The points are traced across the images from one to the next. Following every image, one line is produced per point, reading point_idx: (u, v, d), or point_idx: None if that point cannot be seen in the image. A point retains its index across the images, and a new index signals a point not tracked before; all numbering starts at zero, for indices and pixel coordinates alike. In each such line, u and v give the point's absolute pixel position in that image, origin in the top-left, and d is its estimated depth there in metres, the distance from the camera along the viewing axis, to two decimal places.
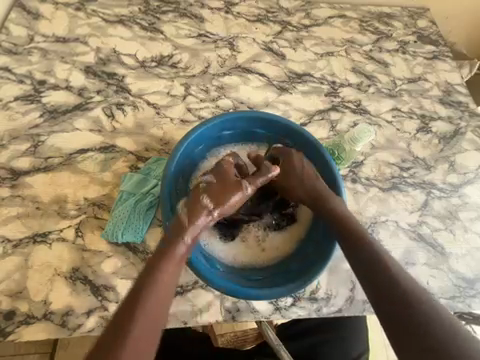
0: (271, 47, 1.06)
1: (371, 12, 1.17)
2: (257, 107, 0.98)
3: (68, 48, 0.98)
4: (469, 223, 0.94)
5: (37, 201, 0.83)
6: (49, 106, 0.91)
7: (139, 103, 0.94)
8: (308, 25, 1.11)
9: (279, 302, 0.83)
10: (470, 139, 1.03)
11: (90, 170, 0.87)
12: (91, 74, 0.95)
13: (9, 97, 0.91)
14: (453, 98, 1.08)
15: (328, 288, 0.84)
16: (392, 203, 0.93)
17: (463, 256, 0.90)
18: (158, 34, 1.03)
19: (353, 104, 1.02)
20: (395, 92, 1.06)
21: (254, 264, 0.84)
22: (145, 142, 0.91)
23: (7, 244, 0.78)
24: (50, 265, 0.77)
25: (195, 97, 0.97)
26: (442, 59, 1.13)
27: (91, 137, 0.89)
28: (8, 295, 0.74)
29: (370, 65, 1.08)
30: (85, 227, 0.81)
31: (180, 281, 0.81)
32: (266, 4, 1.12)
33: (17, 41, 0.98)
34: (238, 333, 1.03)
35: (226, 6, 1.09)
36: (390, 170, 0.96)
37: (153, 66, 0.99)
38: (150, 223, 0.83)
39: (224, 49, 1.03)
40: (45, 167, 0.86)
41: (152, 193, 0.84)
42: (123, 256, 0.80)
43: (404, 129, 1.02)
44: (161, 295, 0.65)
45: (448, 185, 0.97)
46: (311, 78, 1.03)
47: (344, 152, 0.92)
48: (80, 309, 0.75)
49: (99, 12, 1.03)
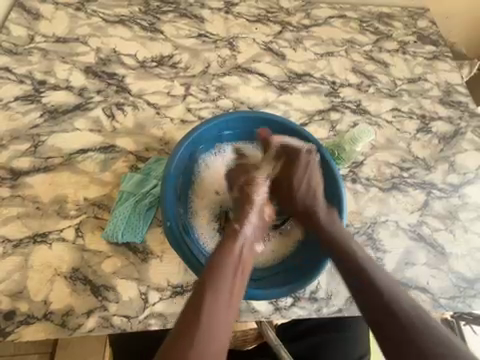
0: (271, 47, 1.06)
1: (372, 12, 1.17)
2: (257, 107, 0.98)
3: (68, 49, 0.98)
4: (469, 223, 0.94)
5: (37, 201, 0.83)
6: (49, 106, 0.91)
7: (139, 103, 0.94)
8: (308, 25, 1.11)
9: (279, 302, 0.82)
10: (470, 139, 1.03)
11: (91, 170, 0.87)
12: (91, 74, 0.95)
13: (9, 97, 0.91)
14: (453, 98, 1.08)
15: (328, 288, 0.84)
16: (392, 203, 0.93)
17: (463, 257, 0.90)
18: (158, 34, 1.03)
19: (353, 104, 1.02)
20: (395, 92, 1.06)
21: (250, 264, 0.84)
22: (145, 142, 0.91)
23: (7, 244, 0.78)
24: (50, 266, 0.78)
25: (195, 97, 0.97)
26: (442, 60, 1.13)
27: (92, 137, 0.90)
28: (8, 296, 0.74)
29: (370, 66, 1.08)
30: (85, 227, 0.81)
31: (179, 281, 0.80)
32: (266, 4, 1.12)
33: (17, 41, 0.98)
34: (238, 333, 0.99)
35: (226, 6, 1.10)
36: (390, 170, 0.96)
37: (153, 66, 0.99)
38: (150, 223, 0.83)
39: (224, 49, 1.03)
40: (45, 167, 0.86)
41: (152, 193, 0.85)
42: (122, 256, 0.80)
43: (404, 129, 1.02)
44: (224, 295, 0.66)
45: (448, 185, 0.97)
46: (311, 78, 1.03)
47: (344, 152, 0.92)
48: (80, 309, 0.75)
49: (99, 12, 1.03)
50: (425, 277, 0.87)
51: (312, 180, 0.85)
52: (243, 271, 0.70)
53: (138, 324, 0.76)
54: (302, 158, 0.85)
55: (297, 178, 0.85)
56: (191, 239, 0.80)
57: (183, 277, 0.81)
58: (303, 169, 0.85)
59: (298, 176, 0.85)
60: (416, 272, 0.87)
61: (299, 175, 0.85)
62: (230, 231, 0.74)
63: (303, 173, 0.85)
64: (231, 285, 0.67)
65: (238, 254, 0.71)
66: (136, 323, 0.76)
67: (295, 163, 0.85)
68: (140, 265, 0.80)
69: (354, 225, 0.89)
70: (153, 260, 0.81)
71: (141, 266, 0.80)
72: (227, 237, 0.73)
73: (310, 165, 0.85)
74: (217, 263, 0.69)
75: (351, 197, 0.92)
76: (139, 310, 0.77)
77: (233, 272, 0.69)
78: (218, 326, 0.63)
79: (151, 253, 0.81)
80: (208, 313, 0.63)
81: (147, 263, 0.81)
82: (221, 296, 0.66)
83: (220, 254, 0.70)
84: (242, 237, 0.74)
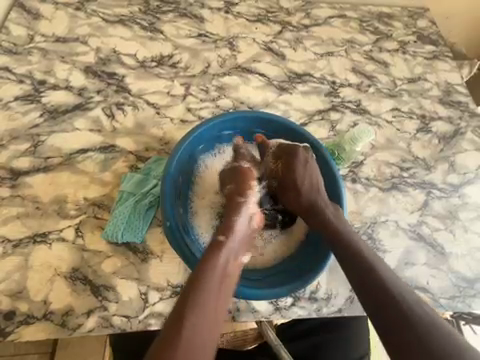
0: (271, 47, 1.06)
1: (372, 12, 1.17)
2: (257, 107, 0.98)
3: (68, 48, 0.98)
4: (469, 223, 0.94)
5: (37, 201, 0.83)
6: (49, 106, 0.91)
7: (139, 103, 0.94)
8: (308, 25, 1.11)
9: (279, 302, 0.82)
10: (470, 139, 1.03)
11: (91, 170, 0.87)
12: (90, 74, 0.95)
13: (9, 97, 0.91)
14: (453, 98, 1.08)
15: (328, 288, 0.84)
16: (391, 203, 0.93)
17: (463, 256, 0.90)
18: (158, 34, 1.03)
19: (353, 104, 1.02)
20: (395, 92, 1.06)
21: (251, 264, 0.83)
22: (145, 142, 0.91)
23: (7, 245, 0.78)
24: (50, 266, 0.77)
25: (195, 97, 0.97)
26: (442, 60, 1.13)
27: (92, 137, 0.89)
28: (8, 296, 0.74)
29: (370, 65, 1.08)
30: (85, 227, 0.81)
31: (179, 281, 0.80)
32: (266, 4, 1.12)
33: (17, 41, 0.98)
34: (238, 333, 1.00)
35: (226, 6, 1.09)
36: (390, 170, 0.96)
37: (153, 66, 0.99)
38: (150, 223, 0.83)
39: (224, 49, 1.03)
40: (44, 167, 0.86)
41: (152, 193, 0.84)
42: (122, 256, 0.80)
43: (404, 129, 1.02)
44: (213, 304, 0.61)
45: (448, 185, 0.97)
46: (311, 78, 1.03)
47: (344, 152, 0.93)
48: (80, 309, 0.75)
49: (99, 12, 1.03)
50: (425, 277, 0.87)
51: (312, 178, 0.83)
52: (228, 283, 0.65)
53: (138, 324, 0.76)
54: (300, 157, 0.83)
55: (299, 174, 0.83)
56: (192, 240, 0.79)
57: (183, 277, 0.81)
58: (302, 165, 0.83)
59: (299, 173, 0.83)
60: (416, 272, 0.87)
61: (301, 171, 0.83)
62: (215, 243, 0.69)
63: (303, 172, 0.83)
64: (216, 300, 0.61)
65: (223, 268, 0.66)
66: (136, 323, 0.76)
67: (293, 160, 0.83)
68: (140, 265, 0.80)
69: (354, 225, 0.89)
70: (153, 260, 0.81)
71: (141, 266, 0.80)
72: (212, 247, 0.68)
73: (303, 161, 0.83)
74: (199, 279, 0.62)
75: (351, 197, 0.92)
76: (139, 310, 0.77)
77: (216, 285, 0.63)
78: (202, 342, 0.57)
79: (150, 253, 0.81)
80: (193, 326, 0.57)
81: (147, 263, 0.81)
82: (204, 308, 0.60)
83: (204, 266, 0.64)
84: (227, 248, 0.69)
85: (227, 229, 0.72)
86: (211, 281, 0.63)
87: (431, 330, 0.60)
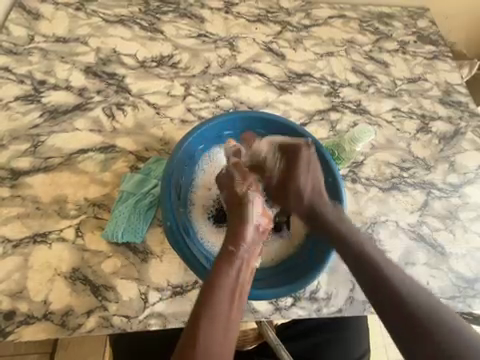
0: (271, 47, 1.06)
1: (372, 12, 1.17)
2: (257, 107, 0.98)
3: (68, 49, 0.98)
4: (469, 223, 0.94)
5: (37, 201, 0.83)
6: (49, 106, 0.91)
7: (139, 103, 0.94)
8: (308, 25, 1.11)
9: (279, 302, 0.82)
10: (470, 139, 1.03)
11: (91, 170, 0.87)
12: (91, 74, 0.96)
13: (9, 98, 0.91)
14: (453, 98, 1.08)
15: (328, 288, 0.84)
16: (391, 202, 0.93)
17: (463, 256, 0.90)
18: (157, 34, 1.03)
19: (353, 104, 1.02)
20: (395, 92, 1.06)
21: None
22: (145, 142, 0.91)
23: (7, 245, 0.78)
24: (50, 266, 0.77)
25: (195, 97, 0.97)
26: (442, 60, 1.13)
27: (92, 137, 0.90)
28: (8, 296, 0.74)
29: (370, 65, 1.08)
30: (85, 227, 0.82)
31: (179, 281, 0.80)
32: (266, 4, 1.12)
33: (17, 41, 0.98)
34: (238, 334, 0.99)
35: (226, 6, 1.10)
36: (390, 170, 0.96)
37: (153, 66, 0.99)
38: (150, 223, 0.84)
39: (224, 49, 1.03)
40: (45, 167, 0.86)
41: (152, 193, 0.85)
42: (122, 256, 0.80)
43: (404, 129, 1.02)
44: (223, 311, 0.65)
45: (448, 185, 0.97)
46: (311, 78, 1.03)
47: (344, 152, 0.91)
48: (80, 309, 0.75)
49: (99, 12, 1.04)
50: (425, 277, 0.87)
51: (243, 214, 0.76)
52: (241, 292, 0.68)
53: (138, 324, 0.76)
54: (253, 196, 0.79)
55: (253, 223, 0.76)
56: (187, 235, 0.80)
57: (183, 277, 0.81)
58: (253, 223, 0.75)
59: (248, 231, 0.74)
60: (416, 272, 0.87)
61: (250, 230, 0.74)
62: (227, 253, 0.71)
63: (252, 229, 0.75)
64: (226, 310, 0.65)
65: (235, 279, 0.68)
66: (135, 323, 0.76)
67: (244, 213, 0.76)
68: (140, 265, 0.80)
69: (354, 225, 0.89)
70: (153, 259, 0.81)
71: (141, 266, 0.80)
72: (223, 260, 0.70)
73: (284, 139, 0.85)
74: (214, 287, 0.66)
75: (351, 197, 0.92)
76: (139, 310, 0.77)
77: (222, 307, 0.65)
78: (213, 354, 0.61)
79: (151, 253, 0.81)
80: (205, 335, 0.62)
81: (147, 263, 0.81)
82: (214, 335, 0.62)
83: (218, 276, 0.68)
84: (238, 259, 0.70)
85: (237, 238, 0.73)
86: (214, 328, 0.63)
87: (431, 317, 0.64)
